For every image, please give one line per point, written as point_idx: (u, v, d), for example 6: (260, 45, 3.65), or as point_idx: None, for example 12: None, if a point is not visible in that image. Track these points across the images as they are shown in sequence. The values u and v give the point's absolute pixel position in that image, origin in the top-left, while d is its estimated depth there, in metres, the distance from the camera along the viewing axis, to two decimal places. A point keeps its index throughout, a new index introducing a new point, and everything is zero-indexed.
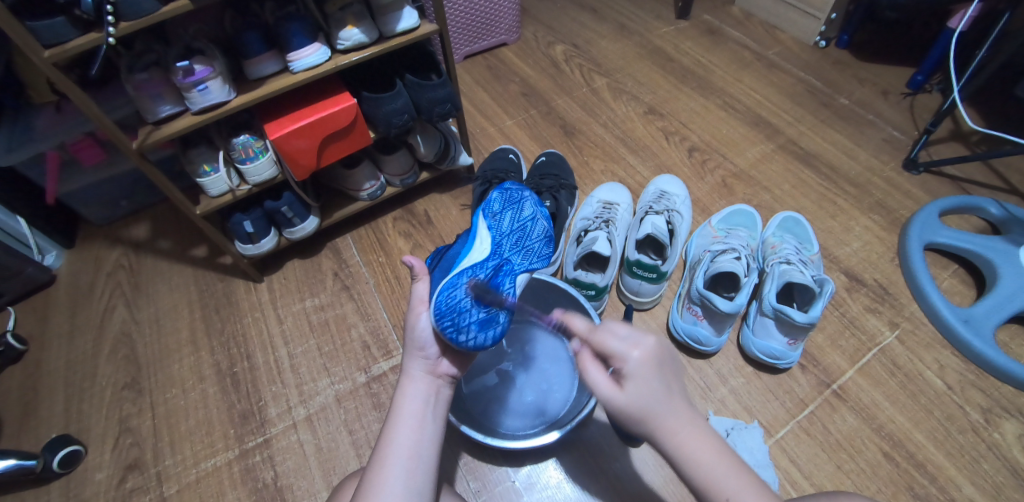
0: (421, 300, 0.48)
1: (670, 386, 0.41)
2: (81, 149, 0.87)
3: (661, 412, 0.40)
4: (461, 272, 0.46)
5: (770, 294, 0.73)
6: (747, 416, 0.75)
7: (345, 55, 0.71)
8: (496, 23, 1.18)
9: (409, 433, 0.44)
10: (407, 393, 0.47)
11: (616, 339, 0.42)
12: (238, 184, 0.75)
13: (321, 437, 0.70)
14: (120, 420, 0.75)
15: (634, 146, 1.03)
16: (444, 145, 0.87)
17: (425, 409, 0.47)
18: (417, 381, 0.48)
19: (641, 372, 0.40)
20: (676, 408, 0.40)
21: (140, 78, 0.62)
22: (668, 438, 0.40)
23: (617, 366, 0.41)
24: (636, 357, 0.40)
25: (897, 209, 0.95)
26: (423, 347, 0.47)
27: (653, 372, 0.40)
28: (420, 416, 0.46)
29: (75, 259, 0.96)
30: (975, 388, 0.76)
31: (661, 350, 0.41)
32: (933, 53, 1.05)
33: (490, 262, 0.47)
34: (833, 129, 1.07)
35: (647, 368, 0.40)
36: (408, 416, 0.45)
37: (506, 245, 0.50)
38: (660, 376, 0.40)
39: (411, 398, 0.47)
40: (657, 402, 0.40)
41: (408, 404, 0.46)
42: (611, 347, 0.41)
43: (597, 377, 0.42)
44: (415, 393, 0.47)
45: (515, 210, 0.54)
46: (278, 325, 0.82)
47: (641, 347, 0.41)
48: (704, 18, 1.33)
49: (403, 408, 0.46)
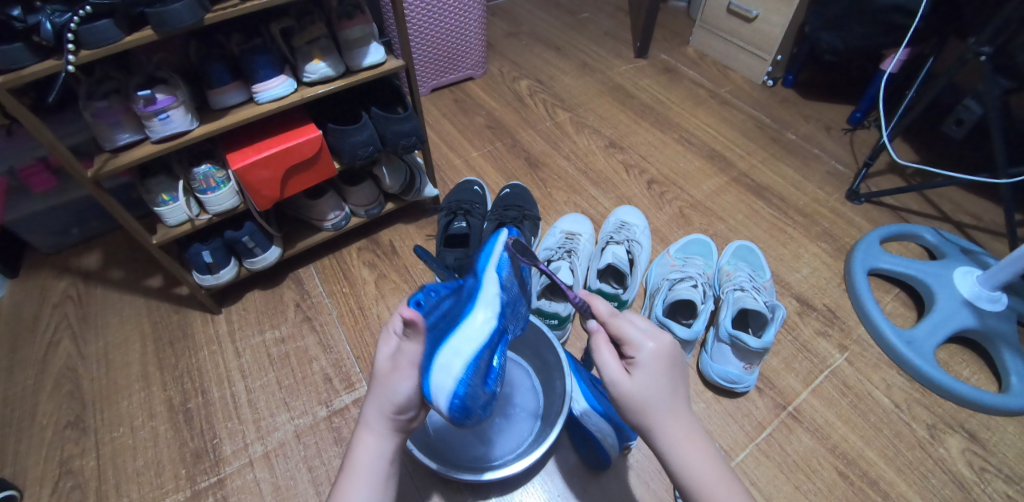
0: (406, 361, 0.41)
1: (674, 384, 0.42)
2: (30, 176, 0.85)
3: (664, 406, 0.41)
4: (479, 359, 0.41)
5: (726, 320, 0.76)
6: (708, 440, 0.77)
7: (311, 87, 0.72)
8: (463, 58, 1.22)
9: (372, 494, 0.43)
10: (369, 450, 0.44)
11: (634, 327, 0.43)
12: (198, 214, 0.74)
13: (279, 475, 0.68)
14: (61, 462, 0.70)
15: (596, 179, 1.06)
16: (409, 177, 0.88)
17: (388, 466, 0.44)
18: (380, 439, 0.44)
19: (653, 366, 0.41)
20: (677, 406, 0.41)
21: (99, 106, 0.61)
22: (664, 433, 0.40)
23: (629, 354, 0.43)
24: (651, 348, 0.42)
25: (841, 237, 1.01)
26: (401, 410, 0.43)
27: (663, 368, 0.42)
28: (383, 474, 0.44)
29: (18, 289, 0.92)
30: (920, 406, 0.80)
31: (673, 349, 0.43)
32: (869, 93, 1.14)
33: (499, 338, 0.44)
34: (781, 163, 1.13)
35: (658, 362, 0.42)
36: (371, 477, 0.43)
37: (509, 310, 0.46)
38: (668, 374, 0.42)
39: (371, 455, 0.43)
40: (663, 395, 0.41)
41: (372, 462, 0.43)
42: (629, 333, 0.42)
43: (608, 359, 0.42)
44: (372, 451, 0.44)
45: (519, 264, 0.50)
46: (237, 358, 0.80)
47: (656, 342, 0.42)
48: (661, 58, 1.40)
49: (359, 465, 0.43)
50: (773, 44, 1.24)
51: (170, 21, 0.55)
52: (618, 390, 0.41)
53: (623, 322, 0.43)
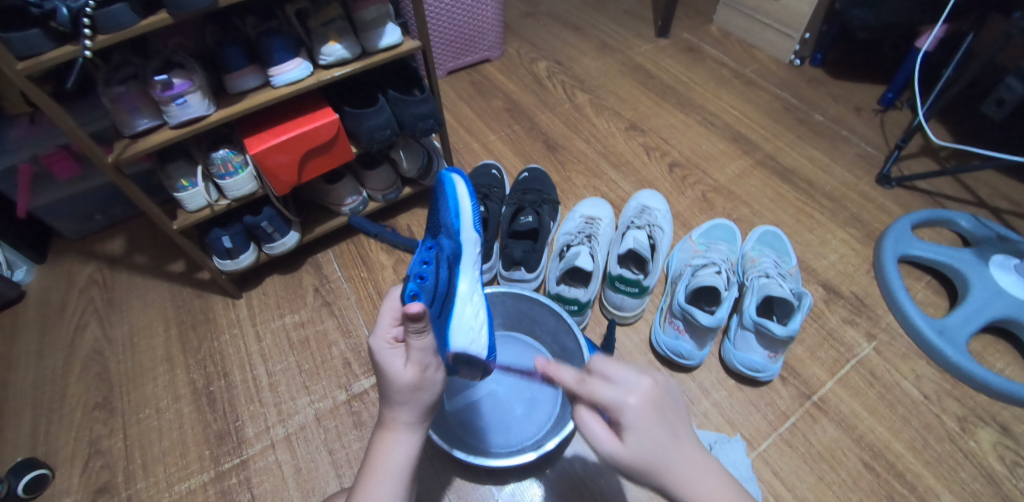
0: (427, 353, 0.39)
1: (673, 430, 0.35)
2: (54, 162, 0.85)
3: (670, 461, 0.34)
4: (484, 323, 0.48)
5: (751, 307, 0.74)
6: (730, 429, 0.75)
7: (328, 70, 0.71)
8: (480, 39, 1.20)
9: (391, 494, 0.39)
10: (391, 446, 0.40)
11: (609, 385, 0.35)
12: (217, 199, 0.74)
13: (300, 457, 0.69)
14: (90, 442, 0.72)
15: (616, 161, 1.04)
16: (427, 160, 0.87)
17: (410, 463, 0.41)
18: (403, 433, 0.41)
19: (642, 422, 0.34)
20: (684, 453, 0.35)
21: (117, 91, 0.61)
22: (682, 490, 0.35)
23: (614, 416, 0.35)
24: (635, 405, 0.34)
25: (871, 222, 0.98)
26: (424, 396, 0.40)
27: (655, 418, 0.35)
28: (405, 472, 0.40)
29: (46, 274, 0.94)
30: (951, 398, 0.78)
31: (658, 390, 0.36)
32: (902, 72, 1.09)
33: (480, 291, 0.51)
34: (808, 145, 1.10)
35: (648, 416, 0.35)
36: (391, 475, 0.40)
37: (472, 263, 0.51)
38: (662, 421, 0.35)
39: (398, 454, 0.40)
40: (664, 450, 0.34)
41: (393, 459, 0.40)
42: (606, 396, 0.35)
43: (596, 429, 0.36)
44: (401, 451, 0.41)
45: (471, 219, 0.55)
46: (257, 342, 0.81)
47: (638, 393, 0.35)
48: (683, 36, 1.36)
49: (384, 465, 0.40)
50: (801, 21, 1.19)
51: (185, 4, 0.54)
52: (618, 462, 0.35)
53: (598, 385, 0.35)
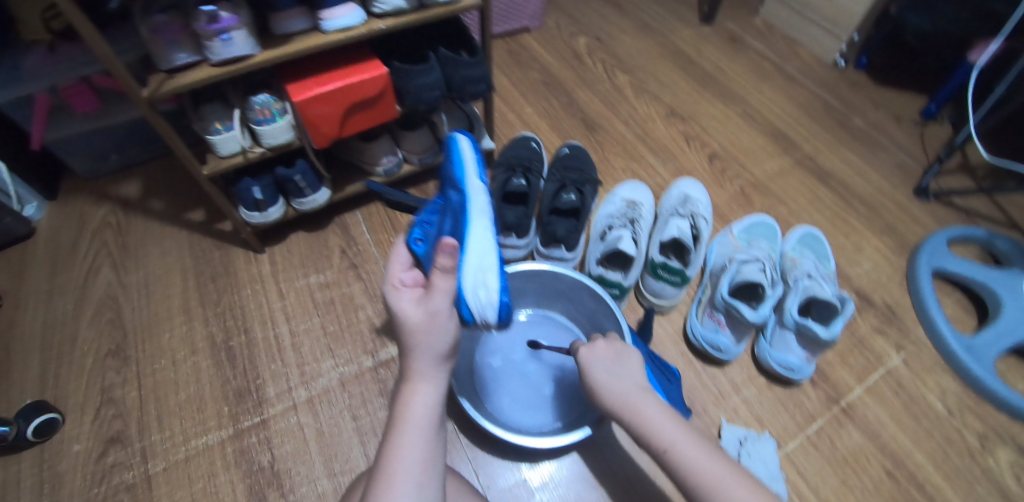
0: (444, 292, 0.41)
1: (636, 379, 0.47)
2: (72, 96, 0.81)
3: (635, 398, 0.44)
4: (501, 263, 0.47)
5: (793, 307, 0.72)
6: (758, 426, 0.74)
7: (380, 20, 0.67)
8: (522, 7, 1.15)
9: (420, 441, 0.40)
10: (418, 397, 0.41)
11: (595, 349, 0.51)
12: (251, 146, 0.70)
13: (323, 421, 0.67)
14: (102, 390, 0.69)
15: (655, 147, 1.02)
16: (468, 127, 0.84)
17: (437, 411, 0.42)
18: (430, 382, 0.42)
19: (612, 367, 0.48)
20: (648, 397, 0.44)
21: (157, 21, 0.57)
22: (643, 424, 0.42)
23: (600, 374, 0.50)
24: (608, 358, 0.49)
25: (906, 232, 0.97)
26: (443, 346, 0.41)
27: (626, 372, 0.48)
28: (433, 421, 0.41)
29: (57, 213, 0.90)
30: (974, 414, 0.77)
31: (629, 359, 0.50)
32: (951, 83, 1.07)
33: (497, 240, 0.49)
34: (848, 149, 1.08)
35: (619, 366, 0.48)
36: (419, 423, 0.40)
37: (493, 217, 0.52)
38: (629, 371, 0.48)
39: (422, 402, 0.41)
40: (629, 388, 0.45)
41: (420, 408, 0.41)
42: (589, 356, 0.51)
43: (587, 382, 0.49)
44: (424, 399, 0.42)
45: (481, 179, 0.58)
46: (280, 300, 0.78)
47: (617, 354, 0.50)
48: (727, 26, 1.32)
49: (411, 415, 0.41)
50: (852, 20, 1.16)
51: None
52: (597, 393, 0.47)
53: (587, 348, 0.51)
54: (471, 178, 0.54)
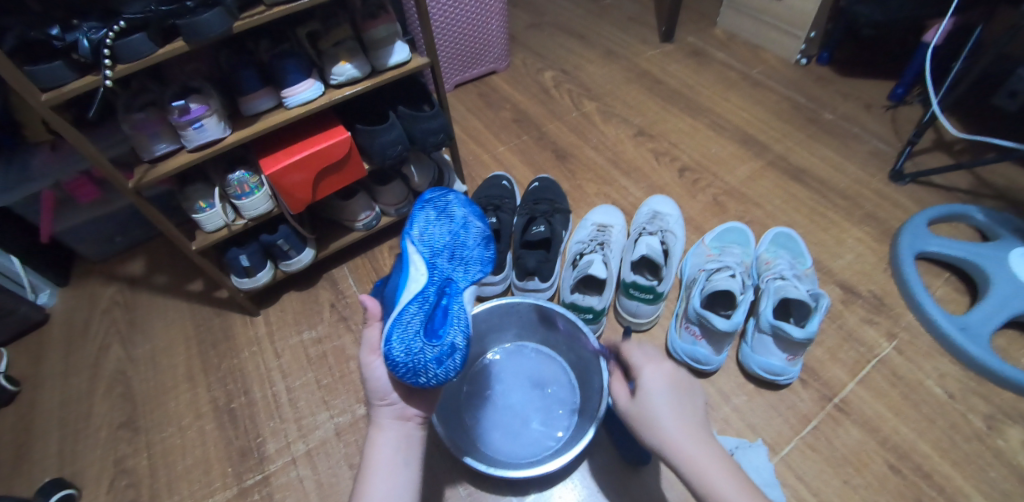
0: (371, 347, 0.49)
1: (682, 400, 0.43)
2: (76, 189, 0.88)
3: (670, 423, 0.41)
4: (403, 312, 0.46)
5: (767, 310, 0.73)
6: (751, 434, 0.74)
7: (339, 90, 0.72)
8: (486, 51, 1.21)
9: (382, 482, 0.44)
10: (378, 442, 0.48)
11: (637, 355, 0.47)
12: (234, 219, 0.75)
13: (321, 472, 0.69)
14: (116, 462, 0.73)
15: (626, 168, 1.05)
16: (437, 173, 0.89)
17: (397, 454, 0.47)
18: (386, 429, 0.49)
19: (657, 384, 0.44)
20: (692, 425, 0.41)
21: (137, 118, 0.62)
22: (677, 452, 0.40)
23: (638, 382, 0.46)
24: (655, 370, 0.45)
25: (887, 220, 0.97)
26: (384, 395, 0.49)
27: (669, 390, 0.44)
28: (392, 463, 0.46)
29: (69, 297, 0.96)
30: (976, 396, 0.76)
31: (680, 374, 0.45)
32: (912, 67, 1.09)
33: (429, 292, 0.48)
34: (819, 144, 1.09)
35: (664, 381, 0.44)
36: (380, 465, 0.46)
37: (440, 263, 0.51)
38: (676, 391, 0.44)
39: (383, 445, 0.47)
40: (670, 413, 0.42)
41: (380, 451, 0.47)
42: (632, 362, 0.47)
43: (620, 390, 0.47)
44: (385, 444, 0.48)
45: (444, 223, 0.55)
46: (277, 358, 0.82)
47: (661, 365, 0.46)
48: (688, 41, 1.37)
49: (376, 457, 0.47)
50: (806, 21, 1.19)
51: (201, 31, 0.55)
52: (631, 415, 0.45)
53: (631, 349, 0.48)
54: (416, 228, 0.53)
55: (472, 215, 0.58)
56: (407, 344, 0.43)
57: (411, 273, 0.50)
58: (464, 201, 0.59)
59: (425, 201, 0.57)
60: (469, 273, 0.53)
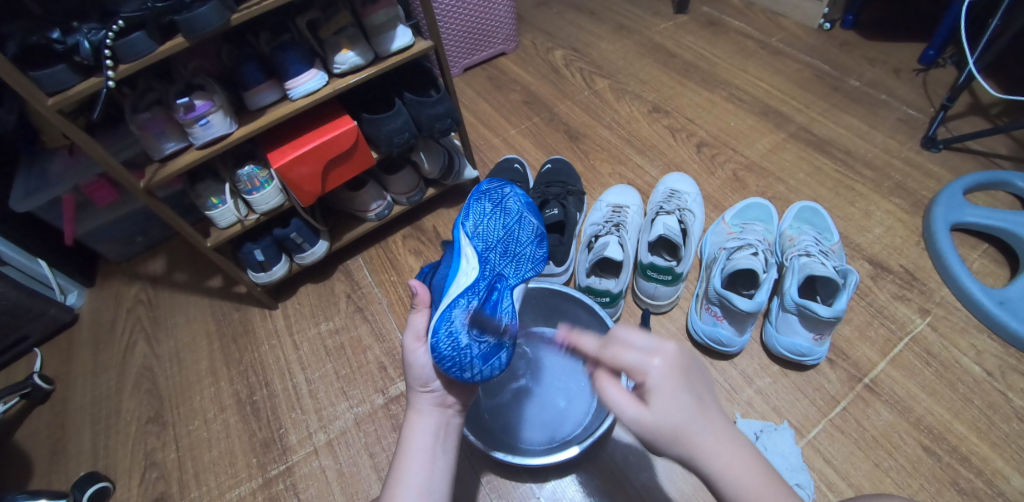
0: (417, 334, 0.48)
1: (696, 395, 0.37)
2: (94, 191, 0.88)
3: (695, 427, 0.36)
4: (452, 306, 0.43)
5: (792, 288, 0.70)
6: (776, 417, 0.72)
7: (343, 78, 0.71)
8: (494, 33, 1.18)
9: (420, 470, 0.44)
10: (416, 428, 0.47)
11: (631, 350, 0.39)
12: (247, 214, 0.76)
13: (342, 461, 0.70)
14: (146, 455, 0.76)
15: (641, 146, 1.01)
16: (448, 160, 0.87)
17: (435, 442, 0.47)
18: (425, 415, 0.48)
19: (667, 384, 0.37)
20: (710, 422, 0.37)
21: (144, 118, 0.62)
22: (707, 460, 0.36)
23: (638, 381, 0.39)
24: (658, 366, 0.38)
25: (919, 189, 0.92)
26: (427, 382, 0.47)
27: (680, 385, 0.37)
28: (430, 451, 0.46)
29: (96, 297, 0.99)
30: (1016, 372, 0.73)
31: (682, 359, 0.39)
32: (944, 26, 1.02)
33: (480, 286, 0.45)
34: (845, 113, 1.04)
35: (672, 378, 0.37)
36: (417, 453, 0.45)
37: (493, 259, 0.48)
38: (687, 386, 0.37)
39: (420, 432, 0.47)
40: (691, 416, 0.36)
41: (418, 438, 0.47)
42: (628, 360, 0.39)
43: (617, 395, 0.39)
44: (423, 430, 0.47)
45: (499, 216, 0.52)
46: (295, 351, 0.83)
47: (661, 356, 0.38)
48: (703, 11, 1.31)
49: (413, 444, 0.46)
50: None
51: (198, 26, 0.55)
52: (641, 426, 0.37)
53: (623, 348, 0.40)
54: (469, 220, 0.50)
55: (523, 209, 0.56)
56: (455, 337, 0.42)
57: (462, 266, 0.48)
58: (519, 194, 0.57)
59: (481, 191, 0.54)
60: (519, 272, 0.50)
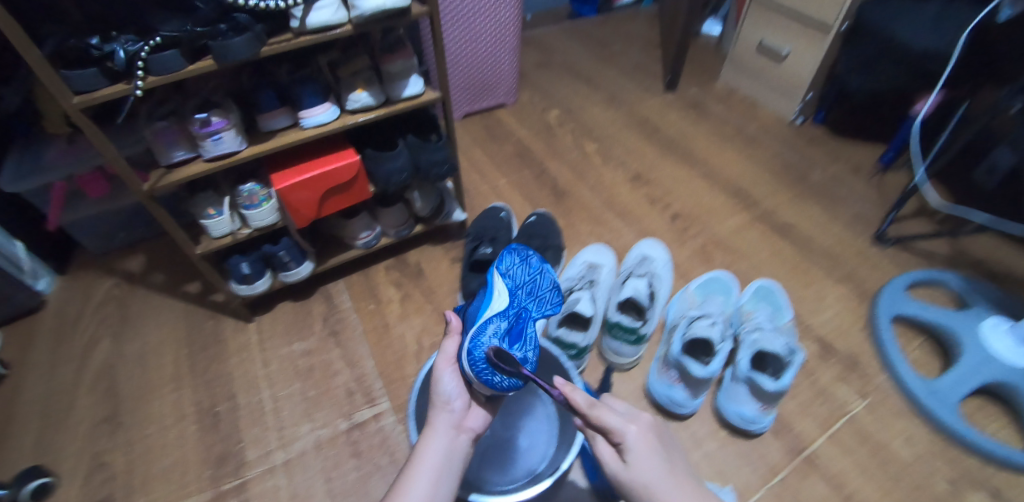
0: (449, 357, 0.53)
1: (664, 458, 0.45)
2: (87, 184, 0.89)
3: (660, 484, 0.43)
4: (485, 323, 0.51)
5: (743, 360, 0.75)
6: (720, 480, 0.76)
7: (353, 115, 0.76)
8: (497, 86, 1.27)
9: (427, 484, 0.44)
10: (429, 445, 0.48)
11: (614, 414, 0.46)
12: (240, 227, 0.78)
13: (297, 483, 0.71)
14: (95, 455, 0.74)
15: (620, 211, 1.09)
16: (440, 201, 0.93)
17: (445, 461, 0.47)
18: (440, 434, 0.49)
19: (642, 446, 0.45)
20: (675, 482, 0.44)
21: (159, 126, 0.66)
22: None
23: (618, 441, 0.45)
24: (634, 430, 0.45)
25: (867, 281, 1.00)
26: (450, 400, 0.51)
27: (651, 448, 0.45)
28: (439, 468, 0.46)
29: (67, 286, 0.98)
30: (942, 459, 0.78)
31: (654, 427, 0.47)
32: (899, 136, 1.14)
33: (510, 311, 0.53)
34: (806, 202, 1.14)
35: (644, 441, 0.45)
36: (428, 466, 0.46)
37: (521, 295, 0.56)
38: (657, 450, 0.45)
39: (433, 448, 0.47)
40: (659, 474, 0.43)
41: (430, 454, 0.47)
42: (611, 423, 0.45)
43: (605, 453, 0.46)
44: (435, 448, 0.48)
45: (524, 268, 0.59)
46: (265, 367, 0.84)
47: (638, 423, 0.46)
48: (690, 92, 1.43)
49: (424, 459, 0.47)
50: (803, 83, 1.26)
51: (228, 53, 0.59)
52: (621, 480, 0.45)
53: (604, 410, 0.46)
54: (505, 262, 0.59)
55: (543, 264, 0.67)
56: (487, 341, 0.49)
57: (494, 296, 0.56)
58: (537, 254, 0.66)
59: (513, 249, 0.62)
60: (541, 309, 0.56)
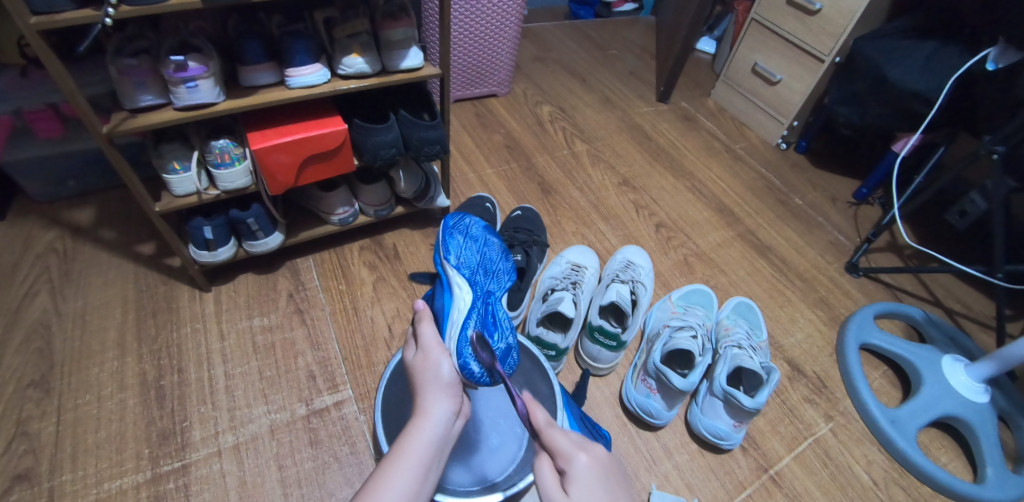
0: (433, 344, 0.53)
1: (612, 492, 0.41)
2: (38, 120, 0.82)
3: None
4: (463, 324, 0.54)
5: (721, 375, 0.74)
6: (688, 493, 0.75)
7: (344, 81, 0.71)
8: (490, 74, 1.23)
9: (415, 470, 0.41)
10: (421, 427, 0.45)
11: (566, 438, 0.45)
12: (207, 187, 0.71)
13: (247, 469, 0.65)
14: (17, 423, 0.66)
15: (606, 214, 1.07)
16: (425, 184, 0.88)
17: (437, 448, 0.44)
18: (437, 417, 0.46)
19: (587, 477, 0.42)
20: None
21: (127, 63, 0.59)
22: None
23: (563, 467, 0.43)
24: (583, 459, 0.43)
25: (838, 306, 1.02)
26: (449, 385, 0.49)
27: (597, 481, 0.42)
28: (428, 460, 0.43)
29: (2, 233, 0.88)
30: (898, 486, 0.80)
31: (606, 459, 0.44)
32: (878, 171, 1.18)
33: (477, 302, 0.58)
34: (786, 225, 1.15)
35: (592, 472, 0.42)
36: (418, 450, 0.43)
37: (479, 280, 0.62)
38: (605, 485, 0.42)
39: (429, 427, 0.45)
40: None
41: (423, 432, 0.44)
42: (560, 445, 0.44)
43: (547, 476, 0.43)
44: (430, 429, 0.45)
45: (470, 244, 0.65)
46: (220, 341, 0.77)
47: (587, 451, 0.44)
48: (681, 105, 1.44)
49: (414, 441, 0.44)
50: (791, 109, 1.29)
51: None
52: None
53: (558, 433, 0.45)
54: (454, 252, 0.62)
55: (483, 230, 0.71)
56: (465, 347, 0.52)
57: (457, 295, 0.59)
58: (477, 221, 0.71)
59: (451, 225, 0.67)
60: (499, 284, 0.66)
